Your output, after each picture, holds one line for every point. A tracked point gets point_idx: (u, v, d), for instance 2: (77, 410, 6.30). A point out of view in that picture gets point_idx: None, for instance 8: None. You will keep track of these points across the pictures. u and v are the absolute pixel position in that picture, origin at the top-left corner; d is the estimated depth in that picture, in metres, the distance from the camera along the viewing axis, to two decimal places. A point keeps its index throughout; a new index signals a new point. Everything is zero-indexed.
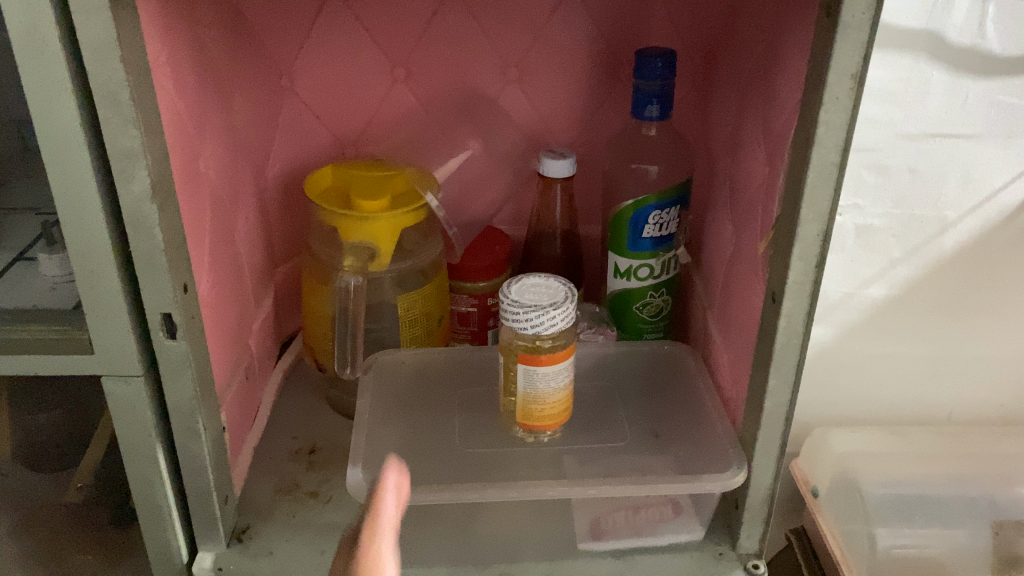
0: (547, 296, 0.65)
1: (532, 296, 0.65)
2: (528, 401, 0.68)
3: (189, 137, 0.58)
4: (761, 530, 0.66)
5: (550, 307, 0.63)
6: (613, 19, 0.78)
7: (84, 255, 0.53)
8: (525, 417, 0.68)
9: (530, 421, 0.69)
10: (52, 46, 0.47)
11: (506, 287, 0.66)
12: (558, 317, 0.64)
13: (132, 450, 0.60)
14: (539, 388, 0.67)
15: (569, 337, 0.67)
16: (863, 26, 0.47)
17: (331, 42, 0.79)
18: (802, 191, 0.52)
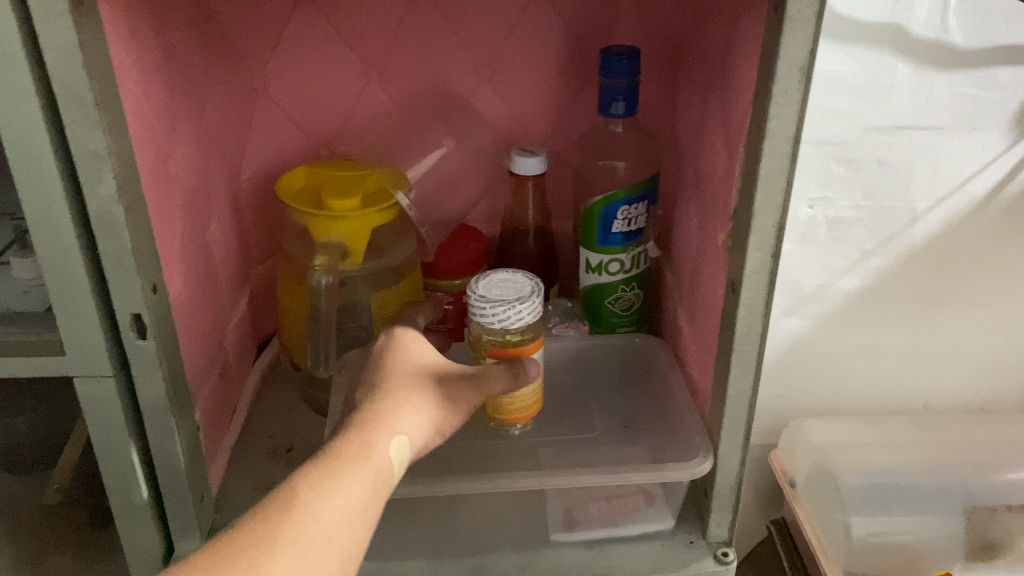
0: (514, 291, 0.66)
1: (497, 293, 0.66)
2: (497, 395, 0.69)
3: (158, 140, 0.59)
4: (730, 517, 0.67)
5: (516, 302, 0.64)
6: (581, 18, 0.80)
7: (53, 257, 0.54)
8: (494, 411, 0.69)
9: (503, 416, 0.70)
10: (16, 51, 0.47)
11: (474, 283, 0.67)
12: (525, 311, 0.65)
13: (106, 449, 0.61)
14: None
15: (537, 331, 0.69)
16: (810, 20, 0.48)
17: (303, 45, 0.79)
18: (757, 182, 0.53)
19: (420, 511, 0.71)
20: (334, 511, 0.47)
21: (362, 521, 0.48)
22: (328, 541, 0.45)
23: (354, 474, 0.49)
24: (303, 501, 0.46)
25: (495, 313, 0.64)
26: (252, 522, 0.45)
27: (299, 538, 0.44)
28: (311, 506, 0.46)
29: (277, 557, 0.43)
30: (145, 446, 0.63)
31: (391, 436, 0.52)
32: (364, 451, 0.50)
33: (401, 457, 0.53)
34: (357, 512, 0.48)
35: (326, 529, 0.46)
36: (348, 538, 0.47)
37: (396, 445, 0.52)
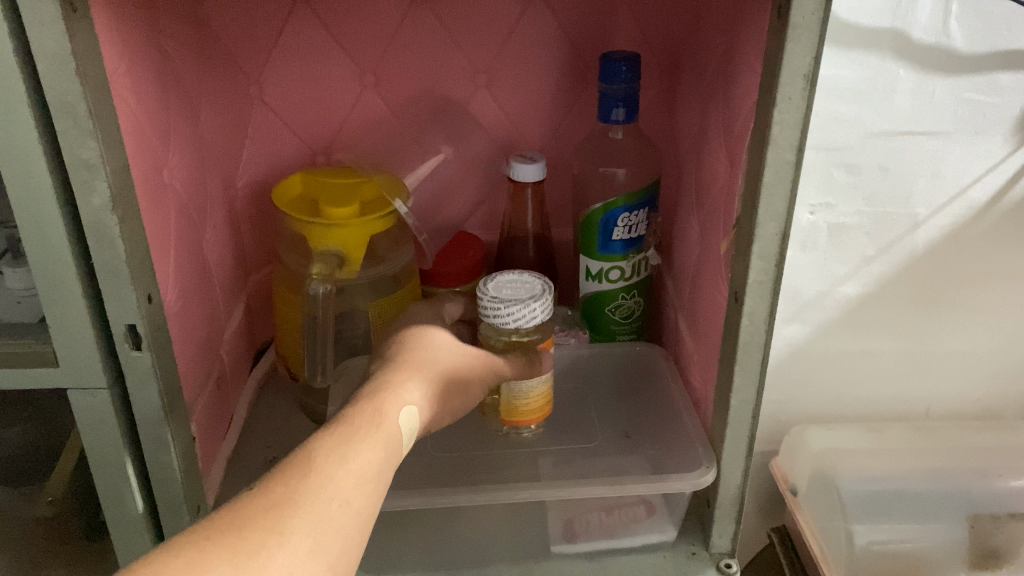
0: (524, 291, 0.66)
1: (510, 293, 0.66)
2: (511, 399, 0.69)
3: (153, 148, 0.59)
4: (732, 529, 0.66)
5: (530, 300, 0.64)
6: (580, 23, 0.79)
7: (45, 267, 0.53)
8: (508, 414, 0.70)
9: (514, 417, 0.70)
10: (7, 60, 0.47)
11: (482, 285, 0.66)
12: (538, 309, 0.64)
13: (101, 461, 0.60)
14: (522, 386, 0.68)
15: (546, 329, 0.68)
16: (814, 27, 0.48)
17: (299, 50, 0.79)
18: (760, 191, 0.52)
19: (414, 522, 0.68)
20: (350, 473, 0.47)
21: (377, 484, 0.48)
22: (345, 502, 0.46)
23: (367, 441, 0.50)
24: (321, 463, 0.46)
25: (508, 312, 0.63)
26: (272, 483, 0.45)
27: (321, 497, 0.45)
28: (329, 469, 0.46)
29: (298, 513, 0.43)
30: (140, 457, 0.62)
31: (401, 408, 0.54)
32: (375, 419, 0.52)
33: (409, 430, 0.54)
34: (371, 474, 0.48)
35: (344, 489, 0.46)
36: (364, 499, 0.47)
37: (405, 416, 0.54)
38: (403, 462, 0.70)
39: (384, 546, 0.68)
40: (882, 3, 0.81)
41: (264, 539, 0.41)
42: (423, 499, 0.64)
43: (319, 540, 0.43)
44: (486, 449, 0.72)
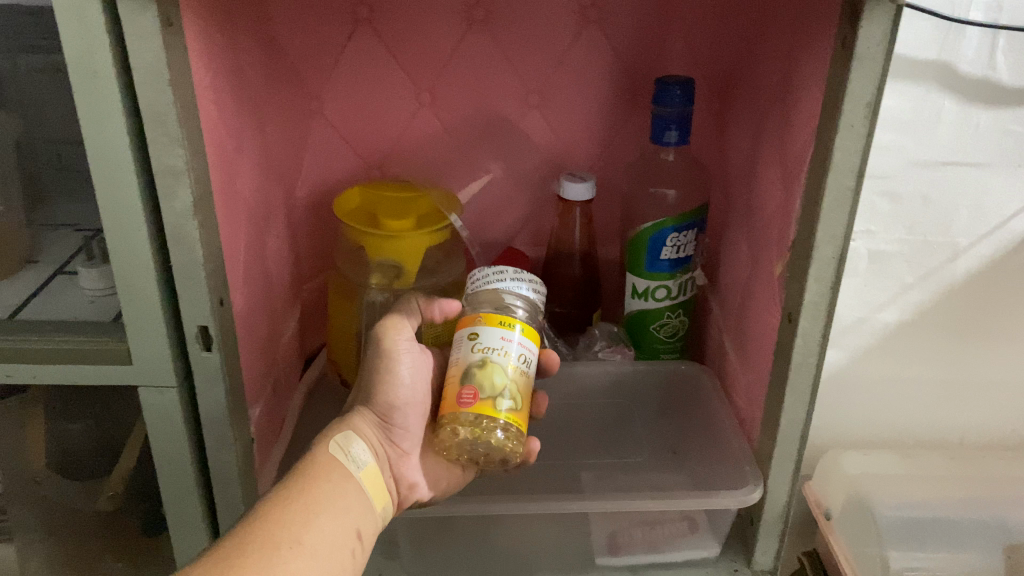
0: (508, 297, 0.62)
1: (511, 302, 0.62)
2: None
3: (228, 157, 0.61)
4: (776, 546, 0.67)
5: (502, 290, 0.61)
6: (633, 47, 0.81)
7: (126, 269, 0.55)
8: None
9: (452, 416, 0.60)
10: (105, 69, 0.49)
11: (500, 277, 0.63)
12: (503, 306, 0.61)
13: (166, 458, 0.62)
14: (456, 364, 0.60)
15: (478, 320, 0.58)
16: (878, 57, 0.49)
17: (359, 67, 0.81)
18: (818, 214, 0.54)
19: (456, 535, 0.70)
20: (294, 514, 0.52)
21: (329, 519, 0.53)
22: (296, 540, 0.51)
23: (308, 482, 0.55)
24: (268, 514, 0.52)
25: (471, 285, 0.62)
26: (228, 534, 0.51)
27: (268, 538, 0.50)
28: (276, 517, 0.52)
29: (249, 555, 0.48)
30: (201, 455, 0.64)
31: (334, 445, 0.58)
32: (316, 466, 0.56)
33: (353, 457, 0.58)
34: (315, 510, 0.53)
35: (291, 529, 0.51)
36: (315, 534, 0.52)
37: (343, 446, 0.58)
38: None
39: (433, 550, 0.70)
40: (930, 35, 0.82)
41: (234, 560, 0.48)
42: (477, 505, 0.65)
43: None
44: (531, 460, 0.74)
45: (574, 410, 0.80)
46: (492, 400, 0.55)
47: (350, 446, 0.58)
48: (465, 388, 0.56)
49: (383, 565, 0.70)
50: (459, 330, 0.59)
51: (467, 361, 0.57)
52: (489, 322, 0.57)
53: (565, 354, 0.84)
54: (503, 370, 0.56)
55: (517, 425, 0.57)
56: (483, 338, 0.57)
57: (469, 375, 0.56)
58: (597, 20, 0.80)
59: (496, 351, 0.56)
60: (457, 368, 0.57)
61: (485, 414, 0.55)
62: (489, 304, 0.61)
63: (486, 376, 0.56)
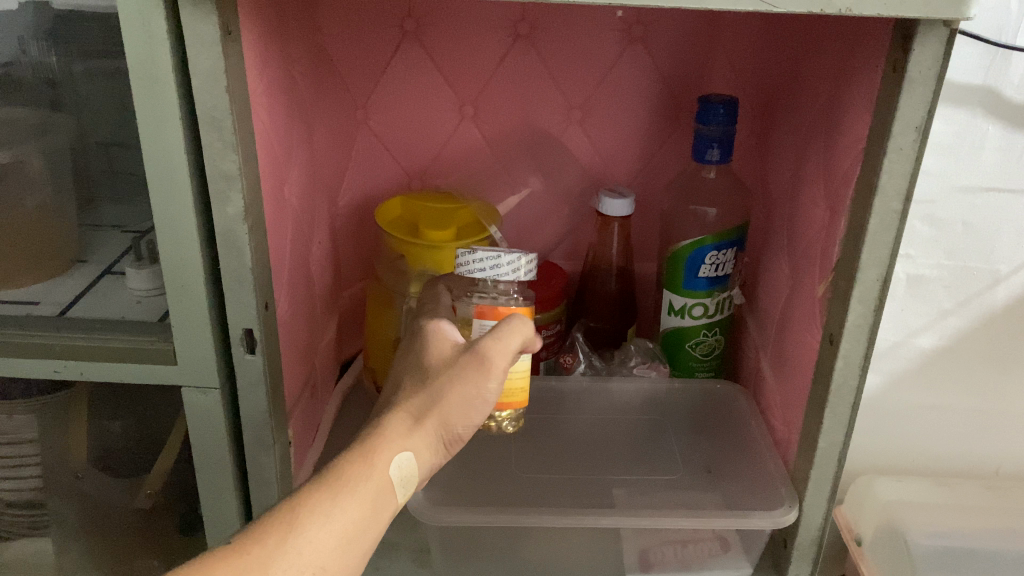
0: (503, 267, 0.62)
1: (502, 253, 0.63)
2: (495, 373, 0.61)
3: (278, 164, 0.62)
4: (809, 570, 0.66)
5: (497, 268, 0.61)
6: (677, 66, 0.81)
7: (175, 271, 0.56)
8: None
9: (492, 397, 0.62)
10: (165, 76, 0.50)
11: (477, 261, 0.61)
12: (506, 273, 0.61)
13: (205, 458, 0.63)
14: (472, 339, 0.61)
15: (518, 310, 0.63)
16: (929, 81, 0.49)
17: (405, 80, 0.82)
18: (864, 237, 0.54)
19: (484, 546, 0.69)
20: (328, 535, 0.46)
21: (359, 546, 0.47)
22: (320, 567, 0.45)
23: (352, 497, 0.48)
24: (301, 525, 0.45)
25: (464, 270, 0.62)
26: (253, 539, 0.45)
27: (294, 560, 0.44)
28: (307, 532, 0.45)
29: None
30: (239, 456, 0.65)
31: (393, 465, 0.51)
32: (367, 477, 0.50)
33: (403, 481, 0.51)
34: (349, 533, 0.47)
35: (320, 552, 0.45)
36: (341, 560, 0.46)
37: (399, 467, 0.51)
38: (487, 480, 0.72)
39: (464, 561, 0.70)
40: (974, 61, 0.82)
41: None
42: (508, 517, 0.65)
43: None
44: (563, 473, 0.73)
45: (607, 424, 0.80)
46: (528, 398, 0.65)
47: (408, 472, 0.52)
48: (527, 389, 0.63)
49: (414, 572, 0.70)
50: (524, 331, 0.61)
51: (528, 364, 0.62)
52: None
53: (599, 369, 0.84)
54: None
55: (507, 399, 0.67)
56: None
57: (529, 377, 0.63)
58: (641, 38, 0.80)
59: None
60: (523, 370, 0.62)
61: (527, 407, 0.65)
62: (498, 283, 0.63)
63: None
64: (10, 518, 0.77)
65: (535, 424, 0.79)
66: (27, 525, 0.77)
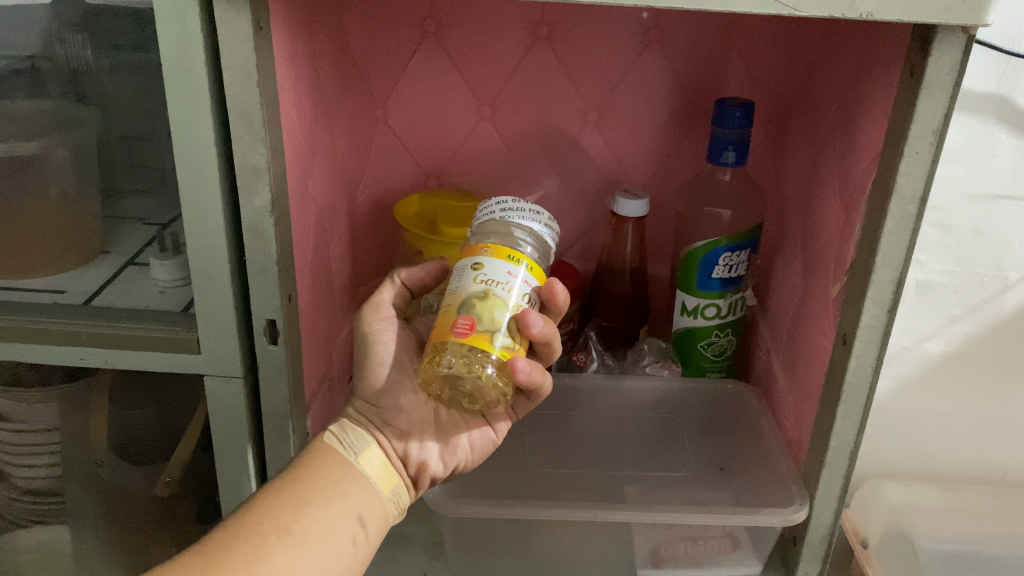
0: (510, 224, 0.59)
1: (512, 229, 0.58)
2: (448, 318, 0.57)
3: (303, 159, 0.63)
4: (819, 568, 0.67)
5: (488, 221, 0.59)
6: (693, 69, 0.82)
7: (203, 262, 0.57)
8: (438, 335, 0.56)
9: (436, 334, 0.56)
10: (198, 70, 0.51)
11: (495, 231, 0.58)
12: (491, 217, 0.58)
13: (226, 446, 0.64)
14: None
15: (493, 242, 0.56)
16: (947, 87, 0.50)
17: (424, 79, 0.83)
18: (879, 239, 0.55)
19: (495, 542, 0.70)
20: (290, 504, 0.53)
21: (322, 504, 0.54)
22: (285, 528, 0.52)
23: (293, 474, 0.56)
24: (257, 505, 0.53)
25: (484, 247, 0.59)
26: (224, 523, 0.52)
27: (256, 527, 0.51)
28: (266, 507, 0.53)
29: (236, 546, 0.50)
30: (259, 446, 0.66)
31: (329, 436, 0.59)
32: (309, 453, 0.58)
33: (350, 444, 0.59)
34: (308, 498, 0.54)
35: (278, 517, 0.52)
36: (307, 522, 0.53)
37: (336, 435, 0.59)
38: (500, 473, 0.73)
39: (476, 553, 0.71)
40: (988, 68, 0.83)
41: (217, 550, 0.49)
42: (522, 510, 0.66)
43: (260, 569, 0.49)
44: (575, 468, 0.74)
45: (619, 421, 0.81)
46: (490, 334, 0.52)
47: (346, 435, 0.59)
48: (461, 317, 0.52)
49: (428, 564, 0.71)
50: (464, 259, 0.55)
51: (467, 291, 0.53)
52: (498, 254, 0.54)
53: (612, 367, 0.85)
54: (506, 305, 0.53)
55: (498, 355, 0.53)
56: (486, 269, 0.53)
57: (469, 306, 0.53)
58: (659, 41, 0.81)
59: (499, 284, 0.53)
60: (456, 298, 0.53)
61: (479, 346, 0.52)
62: (496, 233, 0.57)
63: (489, 308, 0.52)
64: (26, 503, 0.79)
65: (549, 423, 0.80)
66: (41, 510, 0.80)
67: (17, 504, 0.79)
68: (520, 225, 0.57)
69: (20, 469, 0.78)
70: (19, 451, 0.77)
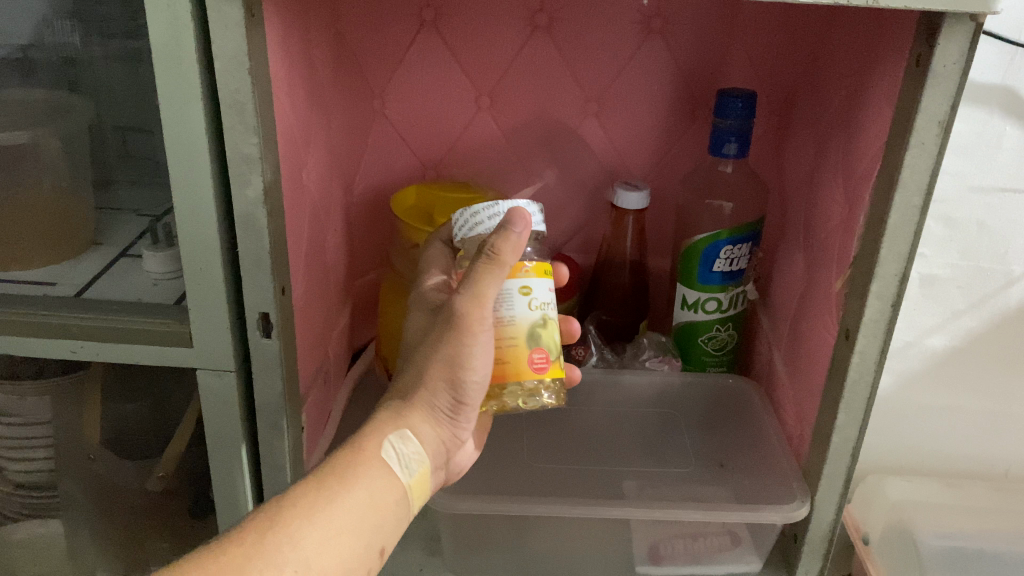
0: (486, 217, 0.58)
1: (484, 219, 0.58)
2: None
3: (297, 150, 0.62)
4: (819, 565, 0.66)
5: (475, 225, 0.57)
6: (696, 60, 0.81)
7: (195, 253, 0.56)
8: None
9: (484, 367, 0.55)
10: (188, 57, 0.50)
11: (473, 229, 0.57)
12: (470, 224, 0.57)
13: (219, 440, 0.63)
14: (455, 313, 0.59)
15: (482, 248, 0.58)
16: (954, 76, 0.49)
17: (422, 69, 0.82)
18: (884, 232, 0.54)
19: (494, 539, 0.69)
20: (315, 535, 0.46)
21: (352, 534, 0.48)
22: (307, 563, 0.45)
23: (344, 492, 0.49)
24: (287, 521, 0.46)
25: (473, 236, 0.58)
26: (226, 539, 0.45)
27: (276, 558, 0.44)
28: (294, 529, 0.46)
29: None
30: (253, 440, 0.65)
31: (393, 450, 0.53)
32: (366, 464, 0.51)
33: (404, 462, 0.53)
34: (341, 527, 0.47)
35: (306, 547, 0.45)
36: (331, 563, 0.46)
37: (394, 449, 0.53)
38: (499, 469, 0.72)
39: (475, 551, 0.70)
40: (993, 60, 0.82)
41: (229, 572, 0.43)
42: (520, 506, 0.65)
43: None
44: (574, 464, 0.74)
45: (619, 417, 0.81)
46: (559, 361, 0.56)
47: (405, 451, 0.53)
48: (534, 352, 0.55)
49: (425, 560, 0.70)
50: (505, 281, 0.55)
51: (529, 321, 0.55)
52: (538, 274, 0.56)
53: (611, 362, 0.84)
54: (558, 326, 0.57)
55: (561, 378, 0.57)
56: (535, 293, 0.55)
57: (537, 337, 0.55)
58: (660, 31, 0.80)
59: (505, 311, 0.55)
60: (521, 330, 0.55)
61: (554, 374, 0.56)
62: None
63: (549, 334, 0.56)
64: (22, 497, 0.78)
65: (546, 419, 0.79)
66: (35, 504, 0.79)
67: (13, 498, 0.78)
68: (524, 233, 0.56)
69: (13, 463, 0.77)
70: (15, 445, 0.76)
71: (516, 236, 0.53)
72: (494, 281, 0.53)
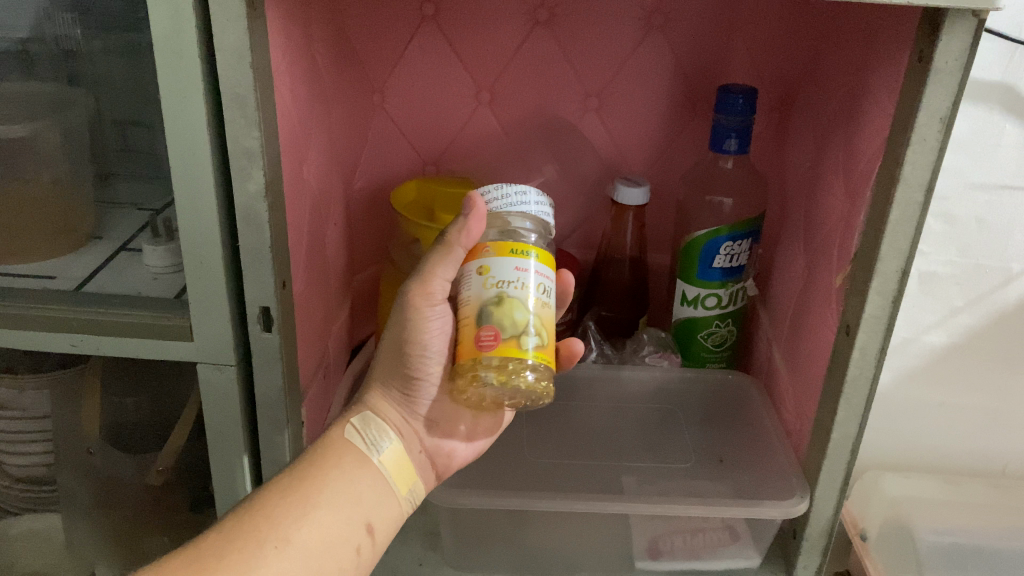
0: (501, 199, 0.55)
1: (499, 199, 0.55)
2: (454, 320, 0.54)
3: (298, 145, 0.62)
4: (818, 561, 0.67)
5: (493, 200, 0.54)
6: (697, 56, 0.81)
7: (195, 247, 0.56)
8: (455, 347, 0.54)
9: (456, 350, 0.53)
10: (189, 50, 0.50)
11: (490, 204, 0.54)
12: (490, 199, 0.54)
13: (219, 434, 0.63)
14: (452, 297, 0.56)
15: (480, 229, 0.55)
16: (956, 72, 0.49)
17: (423, 64, 0.82)
18: (884, 228, 0.54)
19: (493, 534, 0.69)
20: (288, 511, 0.51)
21: (328, 511, 0.52)
22: (285, 537, 0.49)
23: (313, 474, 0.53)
24: (260, 507, 0.51)
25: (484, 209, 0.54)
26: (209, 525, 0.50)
27: (251, 535, 0.49)
28: (268, 512, 0.50)
29: (227, 557, 0.48)
30: (253, 434, 0.65)
31: (359, 433, 0.56)
32: (333, 448, 0.55)
33: (372, 441, 0.56)
34: (314, 504, 0.52)
35: (279, 524, 0.50)
36: (311, 537, 0.50)
37: (359, 430, 0.56)
38: (499, 464, 0.72)
39: (474, 546, 0.70)
40: (993, 57, 0.82)
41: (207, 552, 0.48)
42: (519, 501, 0.65)
43: None
44: (573, 459, 0.74)
45: (619, 413, 0.81)
46: (517, 338, 0.50)
47: (372, 431, 0.56)
48: (484, 329, 0.50)
49: (425, 555, 0.70)
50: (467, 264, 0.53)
51: (481, 299, 0.51)
52: (501, 252, 0.52)
53: (611, 357, 0.84)
54: (525, 305, 0.50)
55: (545, 361, 0.51)
56: (494, 270, 0.51)
57: (487, 313, 0.50)
58: (660, 27, 0.80)
59: (466, 290, 0.52)
60: (473, 308, 0.51)
61: (509, 356, 0.50)
62: (495, 231, 0.55)
63: (506, 313, 0.50)
64: (20, 491, 0.79)
65: (545, 415, 0.80)
66: (34, 498, 0.79)
67: (12, 491, 0.79)
68: (522, 214, 0.54)
69: (12, 457, 0.77)
70: (15, 439, 0.76)
71: (466, 227, 0.53)
72: (444, 265, 0.54)
